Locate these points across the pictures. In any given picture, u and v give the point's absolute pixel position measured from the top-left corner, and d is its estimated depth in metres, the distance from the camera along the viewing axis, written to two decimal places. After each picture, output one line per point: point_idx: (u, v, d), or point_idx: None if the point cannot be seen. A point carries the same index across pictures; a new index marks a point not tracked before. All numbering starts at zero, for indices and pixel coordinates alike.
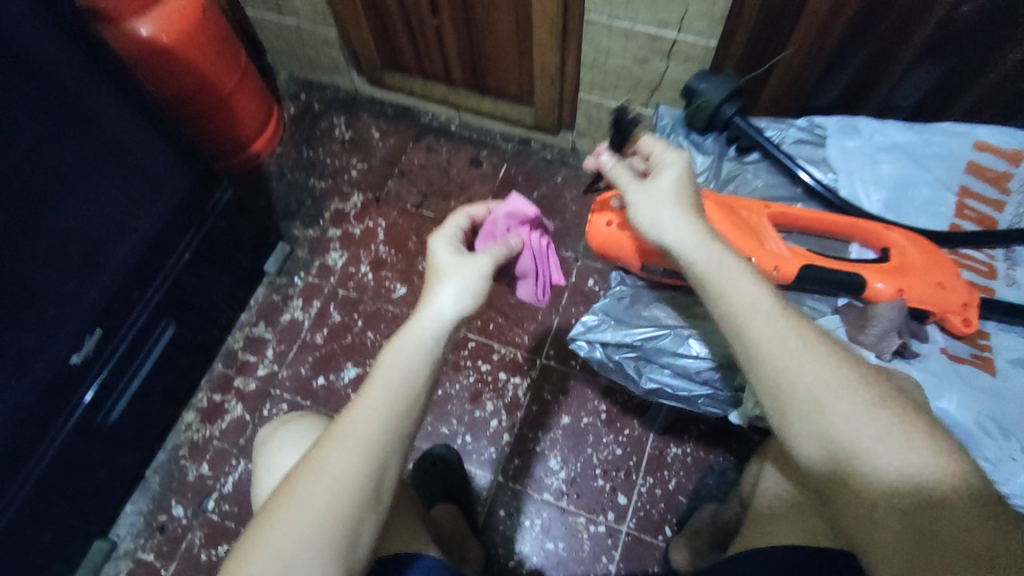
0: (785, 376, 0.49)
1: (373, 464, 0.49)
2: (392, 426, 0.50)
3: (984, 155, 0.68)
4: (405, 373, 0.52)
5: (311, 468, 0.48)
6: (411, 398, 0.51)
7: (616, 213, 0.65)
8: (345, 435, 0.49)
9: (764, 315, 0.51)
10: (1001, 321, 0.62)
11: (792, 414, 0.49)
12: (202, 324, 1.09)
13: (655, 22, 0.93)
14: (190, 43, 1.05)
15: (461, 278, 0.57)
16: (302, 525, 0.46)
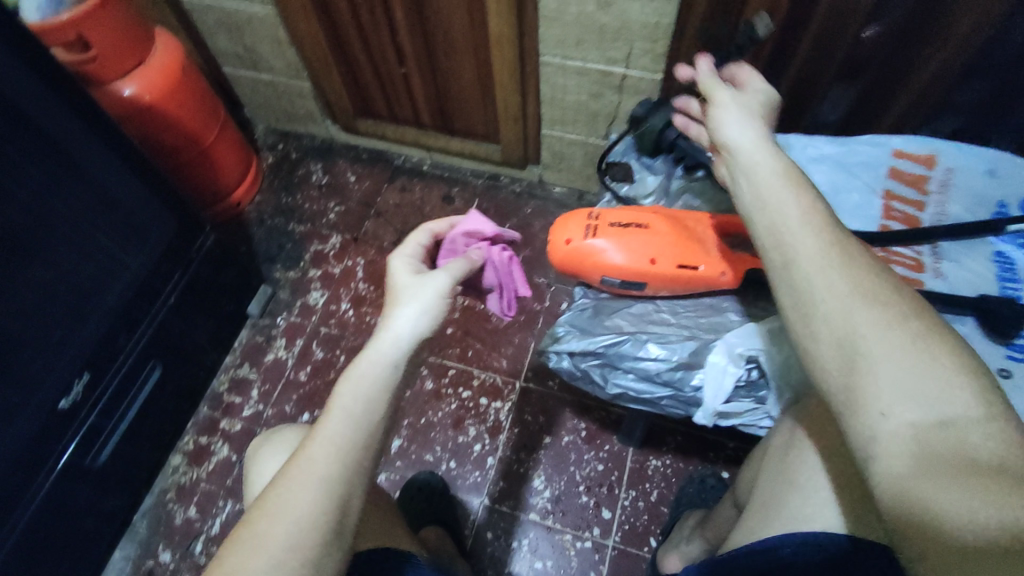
0: (813, 281, 0.43)
1: (335, 500, 0.46)
2: (352, 453, 0.47)
3: (903, 160, 0.75)
4: (364, 401, 0.49)
5: (269, 507, 0.45)
6: (372, 423, 0.49)
7: (573, 232, 0.70)
8: (303, 471, 0.46)
9: (802, 220, 0.46)
10: (931, 310, 0.68)
11: (819, 325, 0.42)
12: (187, 367, 1.11)
13: (603, 60, 1.01)
14: (173, 101, 1.11)
15: (417, 300, 0.54)
16: (257, 571, 0.42)
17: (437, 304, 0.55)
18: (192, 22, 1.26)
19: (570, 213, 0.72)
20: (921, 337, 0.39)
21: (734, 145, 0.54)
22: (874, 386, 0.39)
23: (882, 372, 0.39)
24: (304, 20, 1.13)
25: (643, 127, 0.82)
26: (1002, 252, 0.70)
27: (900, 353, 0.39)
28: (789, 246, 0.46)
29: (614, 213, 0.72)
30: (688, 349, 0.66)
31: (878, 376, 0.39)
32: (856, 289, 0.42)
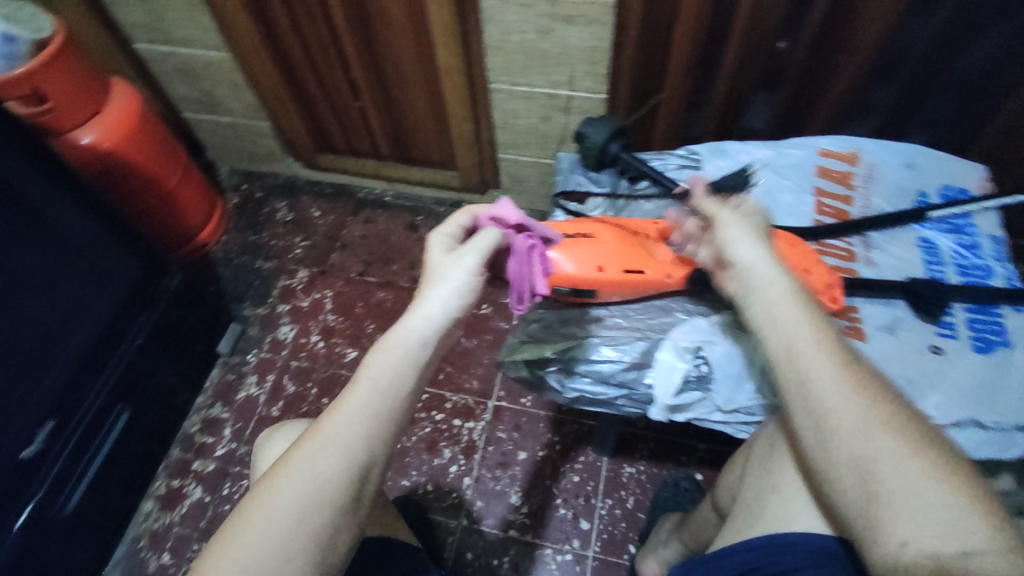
0: (835, 415, 0.44)
1: (354, 470, 0.47)
2: (376, 428, 0.48)
3: (828, 159, 0.80)
4: (390, 377, 0.50)
5: (287, 466, 0.47)
6: (397, 402, 0.50)
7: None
8: (325, 436, 0.47)
9: (819, 353, 0.47)
10: (864, 295, 0.71)
11: (839, 455, 0.44)
12: (157, 410, 1.10)
13: (549, 84, 1.05)
14: (133, 146, 1.13)
15: (450, 282, 0.54)
16: (275, 528, 0.44)
17: (470, 287, 0.55)
18: (149, 70, 1.29)
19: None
20: (941, 473, 0.41)
21: (746, 267, 0.54)
22: (898, 519, 0.40)
23: (907, 510, 0.40)
24: (259, 61, 1.17)
25: (585, 143, 0.83)
26: (925, 237, 0.75)
27: (921, 490, 0.40)
28: (809, 376, 0.46)
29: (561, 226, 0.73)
30: (638, 349, 0.70)
31: (901, 511, 0.40)
32: (874, 423, 0.43)
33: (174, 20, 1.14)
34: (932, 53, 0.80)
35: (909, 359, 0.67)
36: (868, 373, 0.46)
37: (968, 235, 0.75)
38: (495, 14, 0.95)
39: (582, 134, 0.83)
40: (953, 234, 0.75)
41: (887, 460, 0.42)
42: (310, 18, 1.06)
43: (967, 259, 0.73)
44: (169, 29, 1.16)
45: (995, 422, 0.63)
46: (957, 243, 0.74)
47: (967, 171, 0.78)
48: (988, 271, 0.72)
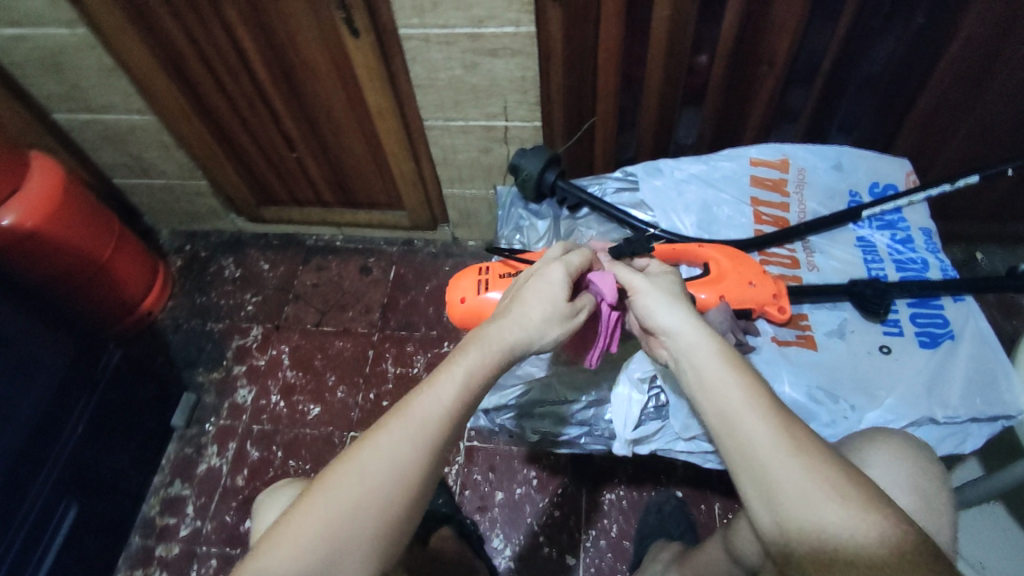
0: (773, 476, 0.49)
1: (431, 457, 0.53)
2: (450, 414, 0.55)
3: (760, 168, 0.80)
4: (478, 374, 0.57)
5: (375, 441, 0.53)
6: (472, 394, 0.56)
7: (465, 290, 0.71)
8: (411, 421, 0.53)
9: (755, 418, 0.51)
10: (812, 302, 0.71)
11: (780, 513, 0.48)
12: (108, 497, 1.04)
13: (484, 116, 1.03)
14: (57, 221, 1.07)
15: (550, 303, 0.61)
16: (371, 481, 0.51)
17: (568, 309, 0.61)
18: (71, 139, 1.24)
19: (461, 272, 0.73)
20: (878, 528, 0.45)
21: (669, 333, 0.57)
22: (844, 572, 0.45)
23: (853, 563, 0.45)
24: (185, 121, 1.13)
25: (521, 175, 0.82)
26: (862, 237, 0.76)
27: (863, 544, 0.45)
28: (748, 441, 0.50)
29: (504, 264, 0.73)
30: (596, 386, 0.69)
31: (842, 563, 0.45)
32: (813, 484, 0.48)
33: (90, 87, 1.10)
34: (847, 53, 0.82)
35: (860, 362, 0.67)
36: (795, 425, 0.51)
37: (901, 230, 0.76)
38: (419, 54, 0.93)
39: (517, 166, 0.83)
40: (887, 230, 0.76)
41: (829, 519, 0.46)
42: (231, 75, 1.04)
43: (902, 253, 0.74)
44: (86, 97, 1.12)
45: (947, 417, 0.63)
46: (892, 239, 0.76)
47: (893, 167, 0.79)
48: (924, 264, 0.73)
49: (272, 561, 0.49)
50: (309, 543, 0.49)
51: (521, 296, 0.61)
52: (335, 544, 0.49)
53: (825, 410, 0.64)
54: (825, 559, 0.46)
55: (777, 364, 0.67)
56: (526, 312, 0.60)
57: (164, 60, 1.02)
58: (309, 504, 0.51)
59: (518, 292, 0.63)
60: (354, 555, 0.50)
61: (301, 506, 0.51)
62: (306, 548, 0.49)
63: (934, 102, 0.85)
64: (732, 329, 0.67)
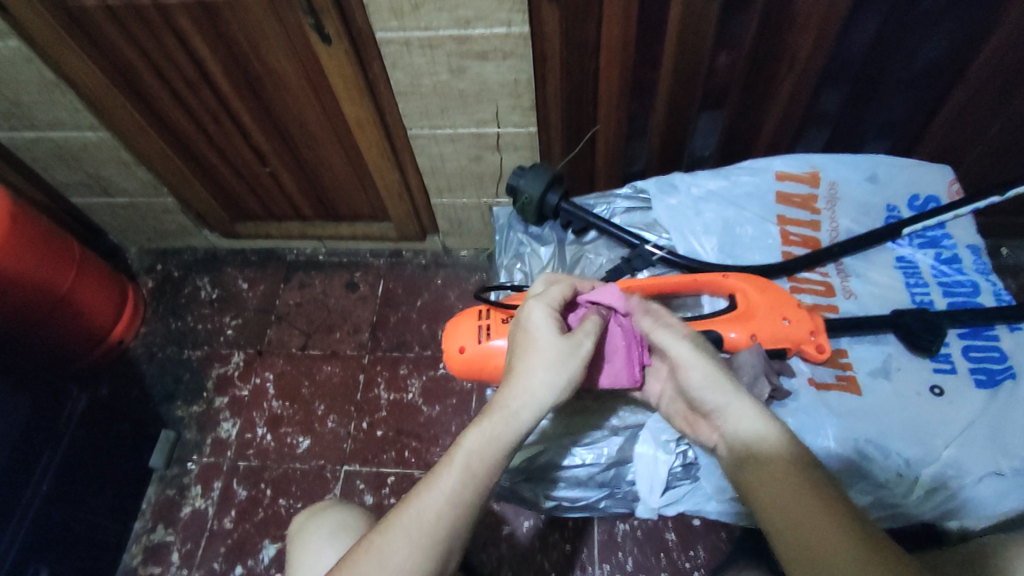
0: (732, 420, 0.52)
1: (433, 563, 0.48)
2: (454, 514, 0.49)
3: (786, 183, 0.72)
4: (483, 462, 0.51)
5: (373, 542, 0.48)
6: (478, 486, 0.51)
7: (465, 338, 0.65)
8: (410, 516, 0.49)
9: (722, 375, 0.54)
10: (851, 336, 0.64)
11: (737, 448, 0.51)
12: (83, 553, 0.97)
13: (474, 123, 0.93)
14: (7, 255, 0.97)
15: (546, 347, 0.55)
16: None
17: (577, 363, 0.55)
18: (20, 159, 1.12)
19: (460, 317, 0.66)
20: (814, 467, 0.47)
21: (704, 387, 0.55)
22: (776, 504, 0.47)
23: (786, 497, 0.46)
24: (143, 137, 1.02)
25: (521, 198, 0.74)
26: (903, 256, 0.69)
27: (798, 474, 0.47)
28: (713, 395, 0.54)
29: (507, 306, 0.66)
30: (615, 444, 0.62)
31: (779, 494, 0.47)
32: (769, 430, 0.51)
33: (34, 103, 0.97)
34: (880, 48, 0.73)
35: (911, 405, 0.60)
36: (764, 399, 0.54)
37: (947, 248, 0.69)
38: (399, 59, 0.83)
39: (515, 188, 0.74)
40: (931, 249, 0.69)
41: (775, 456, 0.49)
42: (191, 87, 0.93)
43: (949, 276, 0.67)
44: (30, 114, 1.00)
45: (1015, 468, 0.56)
46: (936, 258, 0.68)
47: (933, 176, 0.71)
48: (975, 287, 0.66)
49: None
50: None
51: (522, 349, 0.55)
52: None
53: (874, 465, 0.58)
54: (766, 492, 0.48)
55: (817, 412, 0.60)
56: (533, 370, 0.54)
57: (114, 74, 0.91)
58: None
59: (512, 350, 0.57)
60: None
61: None
62: None
63: (974, 98, 0.77)
64: (767, 372, 0.60)
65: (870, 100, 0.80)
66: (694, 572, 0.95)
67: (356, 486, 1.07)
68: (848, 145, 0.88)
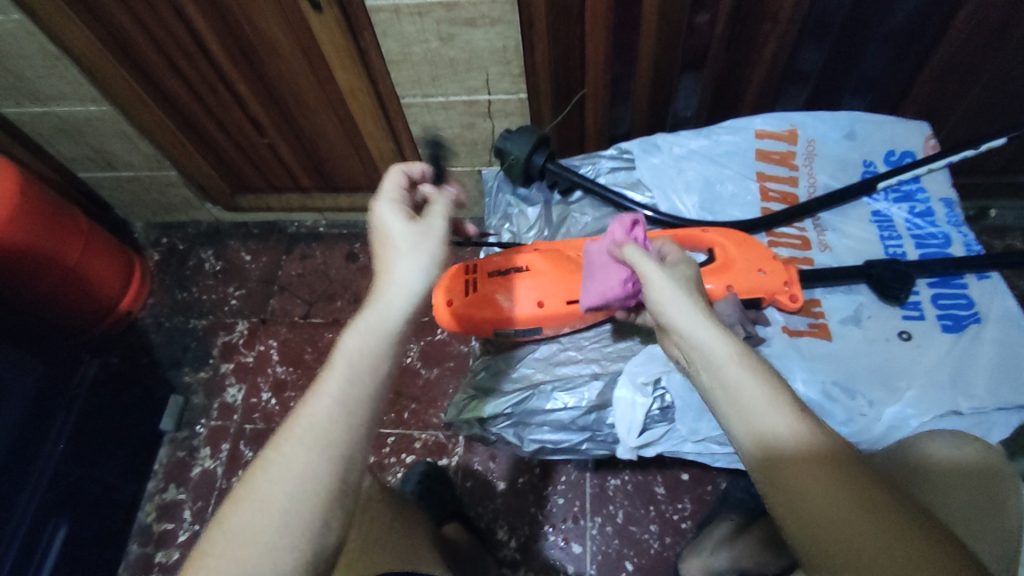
0: (735, 390, 0.47)
1: (341, 460, 0.44)
2: (350, 415, 0.46)
3: (766, 141, 0.74)
4: (370, 359, 0.49)
5: (264, 463, 0.43)
6: (372, 385, 0.48)
7: (453, 294, 0.68)
8: (304, 426, 0.45)
9: (715, 332, 0.50)
10: (825, 286, 0.67)
11: (749, 429, 0.45)
12: (100, 508, 1.02)
13: (465, 90, 0.95)
14: (16, 224, 1.01)
15: (400, 234, 0.58)
16: (266, 514, 0.41)
17: (439, 240, 0.59)
18: (27, 134, 1.15)
19: (446, 274, 0.69)
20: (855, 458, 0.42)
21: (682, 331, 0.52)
22: (817, 502, 0.40)
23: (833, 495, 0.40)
24: (143, 109, 1.05)
25: (507, 159, 0.76)
26: (878, 211, 0.71)
27: (842, 469, 0.41)
28: (710, 361, 0.49)
29: (492, 261, 0.69)
30: (596, 390, 0.65)
31: (794, 475, 0.42)
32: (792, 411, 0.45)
33: (37, 77, 1.00)
34: (860, 6, 0.75)
35: (877, 350, 0.63)
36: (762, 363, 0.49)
37: (920, 202, 0.70)
38: (389, 27, 0.85)
39: (502, 150, 0.76)
40: (905, 203, 0.71)
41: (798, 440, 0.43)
42: (186, 57, 0.95)
43: (922, 228, 0.69)
44: (35, 88, 1.03)
45: (973, 408, 0.58)
46: (910, 212, 0.70)
47: (911, 132, 0.72)
48: (946, 239, 0.68)
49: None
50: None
51: (381, 247, 0.58)
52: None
53: (840, 406, 0.61)
54: (792, 479, 0.42)
55: (788, 358, 0.63)
56: (397, 261, 0.56)
57: (111, 45, 0.93)
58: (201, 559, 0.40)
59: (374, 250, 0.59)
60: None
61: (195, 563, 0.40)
62: None
63: (955, 56, 0.78)
64: (743, 322, 0.63)
65: (853, 59, 0.82)
66: (681, 523, 0.99)
67: None
68: (833, 105, 0.89)
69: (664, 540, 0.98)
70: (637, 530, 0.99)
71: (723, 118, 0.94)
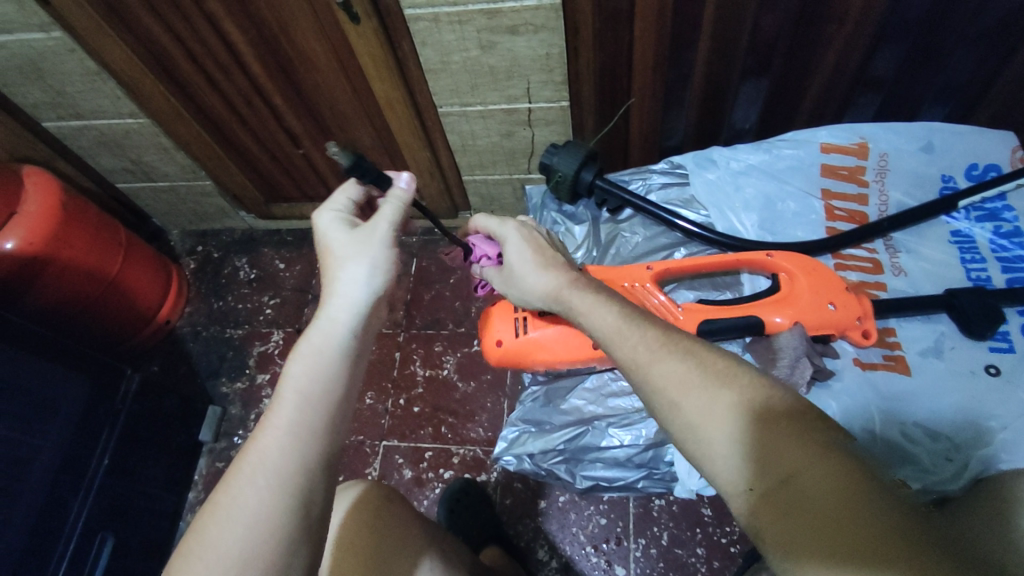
0: (662, 384, 0.48)
1: (289, 494, 0.46)
2: (298, 442, 0.48)
3: (832, 156, 0.69)
4: (313, 383, 0.51)
5: (216, 502, 0.46)
6: (319, 406, 0.50)
7: (503, 333, 0.66)
8: (250, 463, 0.47)
9: (609, 311, 0.54)
10: (900, 316, 0.62)
11: (677, 405, 0.47)
12: (145, 521, 1.03)
13: (505, 99, 0.91)
14: (58, 241, 1.01)
15: (342, 243, 0.58)
16: (227, 552, 0.44)
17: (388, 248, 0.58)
18: (68, 147, 1.16)
19: (495, 311, 0.68)
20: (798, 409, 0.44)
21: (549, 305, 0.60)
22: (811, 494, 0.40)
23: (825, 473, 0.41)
24: (180, 122, 1.04)
25: (554, 176, 0.73)
26: (958, 230, 0.66)
27: (812, 436, 0.42)
28: (626, 361, 0.51)
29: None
30: (653, 426, 0.62)
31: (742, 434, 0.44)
32: (723, 388, 0.46)
33: (78, 93, 1.00)
34: (941, 5, 0.69)
35: (960, 388, 0.58)
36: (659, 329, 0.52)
37: (1008, 221, 0.65)
38: (429, 36, 0.81)
39: (548, 166, 0.73)
40: (989, 222, 0.65)
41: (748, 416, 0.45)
42: (224, 71, 0.94)
43: (1009, 250, 0.63)
44: (74, 103, 1.03)
45: None
46: (995, 232, 0.65)
47: (994, 143, 0.67)
48: None
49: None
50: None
51: (324, 260, 0.58)
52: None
53: (920, 450, 0.57)
54: (747, 440, 0.44)
55: (861, 395, 0.60)
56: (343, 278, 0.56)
57: (150, 62, 0.92)
58: None
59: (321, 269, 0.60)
60: None
61: None
62: None
63: None
64: (809, 352, 0.59)
65: (926, 62, 0.76)
66: (730, 547, 0.95)
67: (395, 461, 1.10)
68: (901, 109, 0.83)
69: (711, 565, 0.94)
70: (683, 553, 0.96)
71: (779, 124, 0.88)
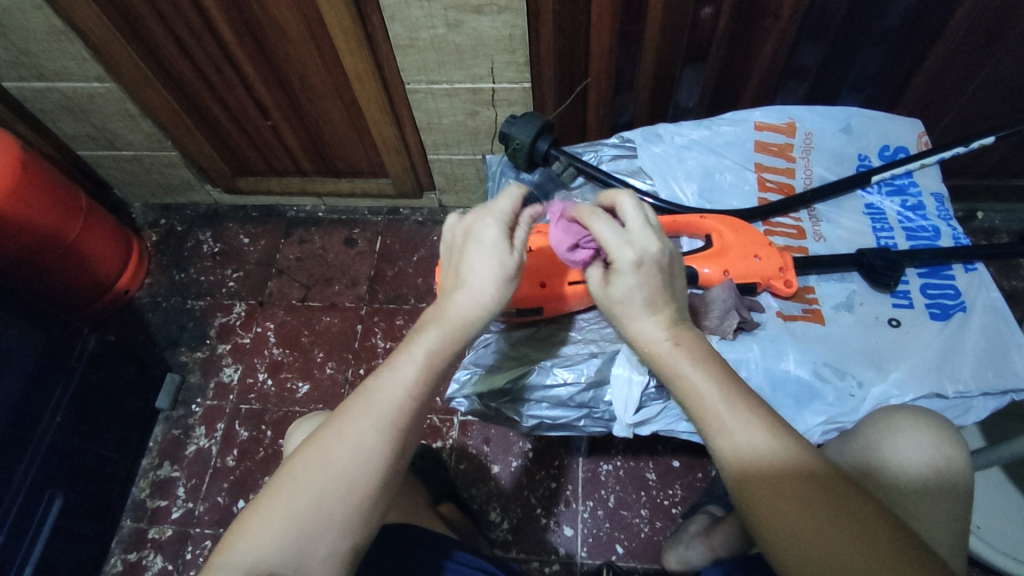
0: (702, 403, 0.50)
1: (398, 434, 0.52)
2: (413, 396, 0.53)
3: (765, 133, 0.77)
4: (443, 355, 0.55)
5: (340, 425, 0.51)
6: (437, 372, 0.55)
7: None
8: (376, 404, 0.52)
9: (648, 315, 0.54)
10: (819, 274, 0.71)
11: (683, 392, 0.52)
12: (94, 483, 1.03)
13: (470, 78, 0.96)
14: (17, 200, 1.01)
15: (491, 262, 0.55)
16: (325, 472, 0.49)
17: (514, 256, 0.56)
18: (28, 110, 1.15)
19: None
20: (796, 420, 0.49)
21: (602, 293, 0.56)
22: (797, 519, 0.45)
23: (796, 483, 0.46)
24: (148, 88, 1.05)
25: (512, 145, 0.77)
26: (871, 204, 0.75)
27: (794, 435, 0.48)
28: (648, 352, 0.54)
29: None
30: (594, 367, 0.69)
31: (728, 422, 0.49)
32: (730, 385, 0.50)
33: (42, 53, 1.00)
34: (859, 3, 0.77)
35: (867, 334, 0.67)
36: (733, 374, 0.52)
37: (912, 196, 0.75)
38: (397, 11, 0.85)
39: (507, 135, 0.78)
40: (898, 196, 0.75)
41: (768, 452, 0.47)
42: (195, 37, 0.96)
43: (913, 221, 0.73)
44: (38, 63, 1.03)
45: (958, 392, 0.64)
46: (902, 205, 0.74)
47: (905, 128, 0.76)
48: (936, 231, 0.72)
49: (229, 572, 0.46)
50: (271, 546, 0.47)
51: (470, 260, 0.56)
52: (302, 540, 0.48)
53: (832, 386, 0.65)
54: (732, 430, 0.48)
55: (782, 340, 0.67)
56: (473, 275, 0.56)
57: (118, 20, 0.93)
58: (266, 495, 0.49)
59: (459, 259, 0.58)
60: (324, 539, 0.48)
61: (263, 496, 0.49)
62: (274, 534, 0.48)
63: (950, 56, 0.81)
64: (738, 305, 0.66)
65: (850, 56, 0.84)
66: (672, 508, 1.01)
67: None
68: (827, 100, 0.92)
69: (654, 525, 1.00)
70: (629, 514, 1.01)
71: (720, 111, 0.96)
